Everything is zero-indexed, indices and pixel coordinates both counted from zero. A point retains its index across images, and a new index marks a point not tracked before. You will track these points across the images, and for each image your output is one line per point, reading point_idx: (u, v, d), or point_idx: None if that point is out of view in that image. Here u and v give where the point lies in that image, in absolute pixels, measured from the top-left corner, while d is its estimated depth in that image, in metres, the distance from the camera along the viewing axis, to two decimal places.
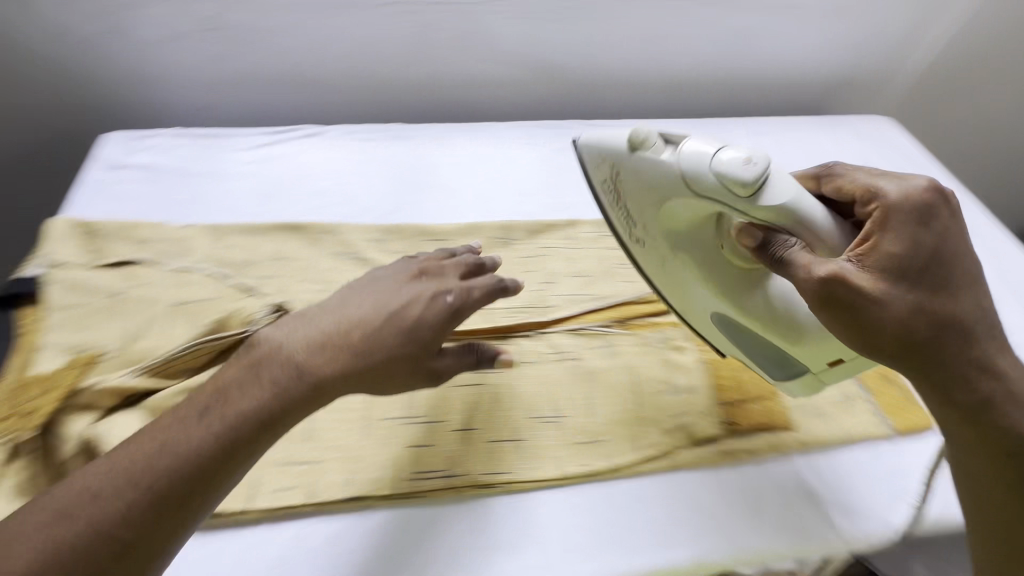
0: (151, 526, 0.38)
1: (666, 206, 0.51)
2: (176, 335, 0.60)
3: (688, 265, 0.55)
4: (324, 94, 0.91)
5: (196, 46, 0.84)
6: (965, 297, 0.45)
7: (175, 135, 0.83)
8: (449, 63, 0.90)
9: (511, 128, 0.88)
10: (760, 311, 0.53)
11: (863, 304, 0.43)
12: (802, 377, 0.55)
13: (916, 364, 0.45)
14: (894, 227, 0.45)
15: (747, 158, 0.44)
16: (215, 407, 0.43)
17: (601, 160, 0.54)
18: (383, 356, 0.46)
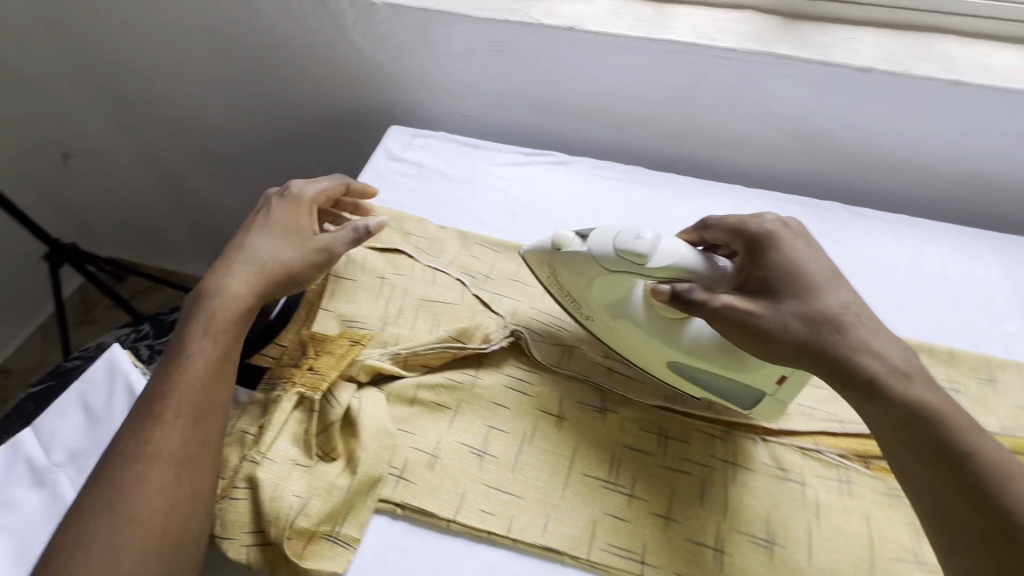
0: (190, 455, 0.47)
1: (598, 283, 0.56)
2: (340, 321, 0.62)
3: (634, 330, 0.56)
4: (501, 111, 0.91)
5: (394, 52, 0.87)
6: (836, 296, 0.49)
7: (399, 131, 0.87)
8: (627, 107, 0.85)
9: (676, 180, 0.83)
10: (700, 347, 0.54)
11: (751, 322, 0.48)
12: (763, 401, 0.54)
13: (824, 366, 0.47)
14: (756, 257, 0.53)
15: (637, 235, 0.52)
16: (209, 357, 0.51)
17: (541, 261, 0.60)
18: (246, 296, 0.55)
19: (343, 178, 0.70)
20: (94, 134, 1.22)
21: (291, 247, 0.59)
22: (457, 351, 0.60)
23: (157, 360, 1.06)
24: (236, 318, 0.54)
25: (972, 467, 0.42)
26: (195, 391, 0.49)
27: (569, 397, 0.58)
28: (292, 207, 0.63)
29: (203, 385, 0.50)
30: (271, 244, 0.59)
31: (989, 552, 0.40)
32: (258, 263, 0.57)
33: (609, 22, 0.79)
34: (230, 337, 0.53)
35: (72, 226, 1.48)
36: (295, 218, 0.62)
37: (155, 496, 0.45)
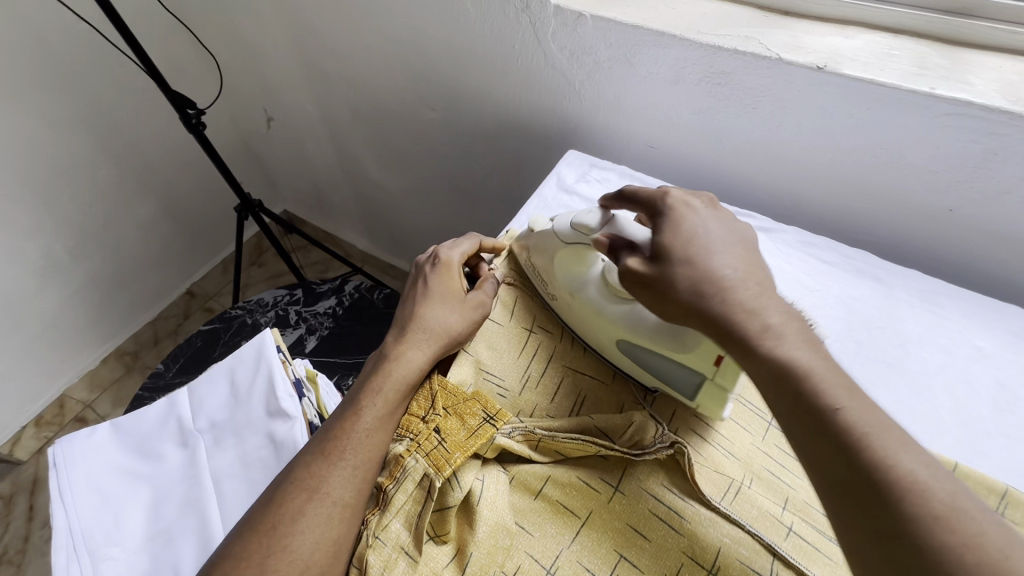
0: (353, 518, 0.45)
1: (560, 258, 0.59)
2: (469, 368, 0.56)
3: (586, 304, 0.57)
4: (696, 151, 0.78)
5: (590, 70, 0.78)
6: (725, 255, 0.45)
7: (579, 161, 0.81)
8: (863, 174, 0.68)
9: (911, 279, 0.65)
10: (641, 324, 0.53)
11: (648, 282, 0.46)
12: (704, 387, 0.51)
13: (704, 322, 0.43)
14: (664, 220, 0.48)
15: (588, 210, 0.56)
16: (384, 424, 0.49)
17: (519, 240, 0.64)
18: (422, 358, 0.53)
19: (474, 237, 0.66)
20: (293, 105, 1.33)
21: (457, 312, 0.56)
22: (600, 447, 0.50)
23: (300, 327, 1.12)
24: (411, 377, 0.52)
25: (838, 418, 0.35)
26: (361, 443, 0.47)
27: (729, 550, 0.46)
28: (456, 271, 0.59)
29: (370, 439, 0.48)
30: (440, 306, 0.56)
31: (870, 517, 0.32)
32: (429, 324, 0.55)
33: (875, 66, 0.61)
34: (401, 395, 0.51)
35: (262, 181, 1.65)
36: (460, 282, 0.59)
37: (309, 548, 0.43)
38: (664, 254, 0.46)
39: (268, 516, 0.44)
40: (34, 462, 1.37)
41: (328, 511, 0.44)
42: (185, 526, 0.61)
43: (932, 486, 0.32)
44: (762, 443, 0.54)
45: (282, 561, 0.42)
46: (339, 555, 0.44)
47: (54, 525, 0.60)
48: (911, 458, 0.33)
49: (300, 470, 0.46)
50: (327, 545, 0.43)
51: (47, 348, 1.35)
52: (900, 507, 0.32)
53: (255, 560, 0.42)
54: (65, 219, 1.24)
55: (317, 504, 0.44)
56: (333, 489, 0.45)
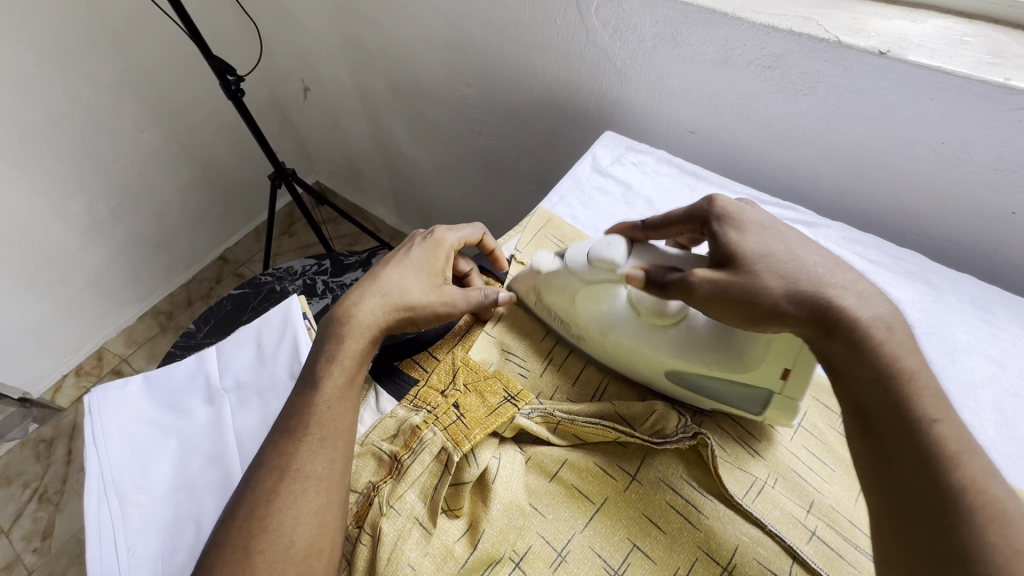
0: (332, 488, 0.44)
1: (581, 296, 0.53)
2: (494, 350, 0.56)
3: (625, 339, 0.52)
4: (740, 139, 0.75)
5: (633, 49, 0.75)
6: (806, 247, 0.45)
7: (616, 143, 0.78)
8: (918, 169, 0.64)
9: (963, 283, 0.61)
10: (695, 343, 0.50)
11: (730, 291, 0.44)
12: (773, 402, 0.49)
13: (802, 322, 0.42)
14: (719, 227, 0.47)
15: (607, 242, 0.50)
16: (342, 395, 0.49)
17: (523, 283, 0.58)
18: (373, 327, 0.52)
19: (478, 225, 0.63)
20: (330, 75, 1.33)
21: (418, 285, 0.55)
22: (620, 434, 0.49)
23: (326, 296, 1.14)
24: (364, 344, 0.51)
25: (931, 436, 0.37)
26: (324, 415, 0.47)
27: (747, 548, 0.45)
28: (429, 248, 0.58)
29: (333, 411, 0.47)
30: (398, 281, 0.55)
31: (940, 536, 0.34)
32: (387, 294, 0.54)
33: (944, 52, 0.57)
34: (357, 365, 0.51)
35: (296, 152, 1.67)
36: (428, 256, 0.58)
37: (292, 525, 0.42)
38: (737, 256, 0.45)
39: (246, 502, 0.44)
40: (74, 410, 1.43)
41: (303, 486, 0.44)
42: (207, 480, 0.63)
43: (1019, 514, 0.34)
44: (790, 443, 0.52)
45: (266, 541, 0.42)
46: (328, 524, 0.43)
47: (88, 470, 0.63)
48: (1001, 486, 0.35)
49: (269, 455, 0.46)
50: (311, 518, 0.43)
51: (88, 302, 1.40)
52: (976, 530, 0.33)
53: (240, 545, 0.42)
54: (109, 179, 1.28)
55: (290, 482, 0.44)
56: (305, 465, 0.45)
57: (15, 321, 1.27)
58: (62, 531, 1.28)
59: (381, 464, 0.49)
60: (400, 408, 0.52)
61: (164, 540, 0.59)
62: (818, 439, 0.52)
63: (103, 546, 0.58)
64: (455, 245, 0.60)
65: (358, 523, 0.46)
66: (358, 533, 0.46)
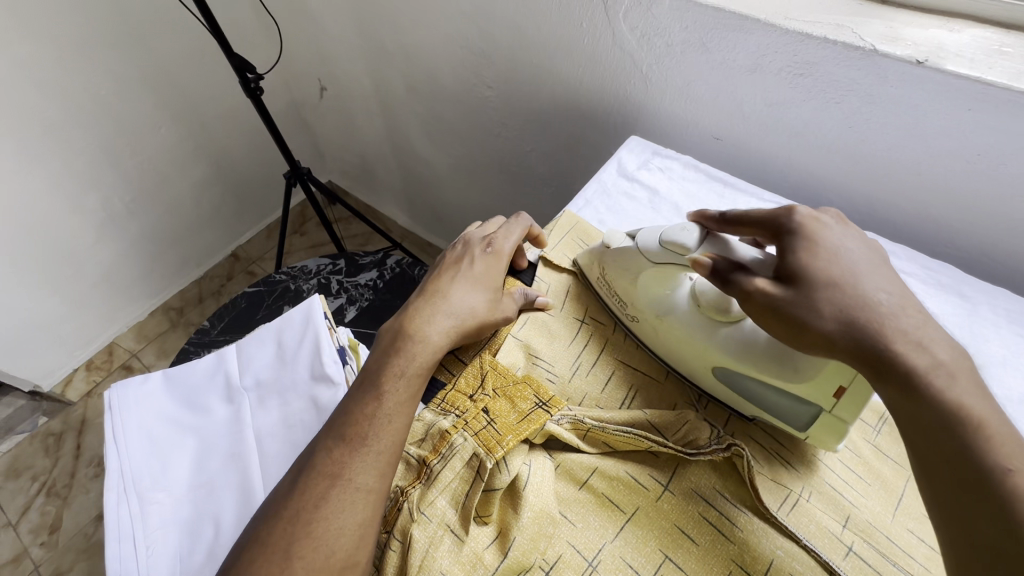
0: (377, 506, 0.44)
1: (647, 276, 0.55)
2: (514, 355, 0.55)
3: (677, 327, 0.54)
4: (766, 146, 0.75)
5: (660, 54, 0.75)
6: (875, 281, 0.42)
7: (641, 148, 0.78)
8: (949, 181, 0.63)
9: (995, 297, 0.60)
10: (746, 348, 0.51)
11: (782, 309, 0.43)
12: (819, 420, 0.48)
13: (858, 356, 0.40)
14: (796, 244, 0.45)
15: (682, 226, 0.51)
16: (404, 409, 0.48)
17: (591, 259, 0.60)
18: (442, 344, 0.52)
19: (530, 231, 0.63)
20: (348, 75, 1.33)
21: (483, 304, 0.56)
22: (652, 443, 0.48)
23: (341, 296, 1.13)
24: (429, 362, 0.51)
25: (1011, 487, 0.33)
26: (384, 427, 0.47)
27: (782, 563, 0.44)
28: (493, 261, 0.59)
29: (392, 424, 0.47)
30: (465, 296, 0.56)
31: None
32: (457, 314, 0.54)
33: (983, 63, 0.56)
34: (420, 381, 0.50)
35: (310, 150, 1.67)
36: (496, 273, 0.58)
37: (335, 536, 0.42)
38: (800, 278, 0.43)
39: (294, 501, 0.44)
40: (84, 404, 1.43)
41: (353, 497, 0.43)
42: (228, 479, 0.62)
43: None
44: (824, 455, 0.51)
45: (308, 547, 0.41)
46: (368, 539, 0.43)
47: (107, 466, 0.62)
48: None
49: (323, 454, 0.46)
50: (353, 533, 0.42)
51: (100, 296, 1.40)
52: None
53: (281, 546, 0.42)
54: (126, 174, 1.29)
55: (341, 490, 0.43)
56: (357, 476, 0.44)
57: (27, 314, 1.27)
58: (69, 525, 1.28)
59: (410, 468, 0.48)
60: (427, 411, 0.51)
61: (184, 539, 0.59)
62: (852, 451, 0.51)
63: (121, 544, 0.57)
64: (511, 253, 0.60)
65: (387, 528, 0.46)
66: (387, 538, 0.46)
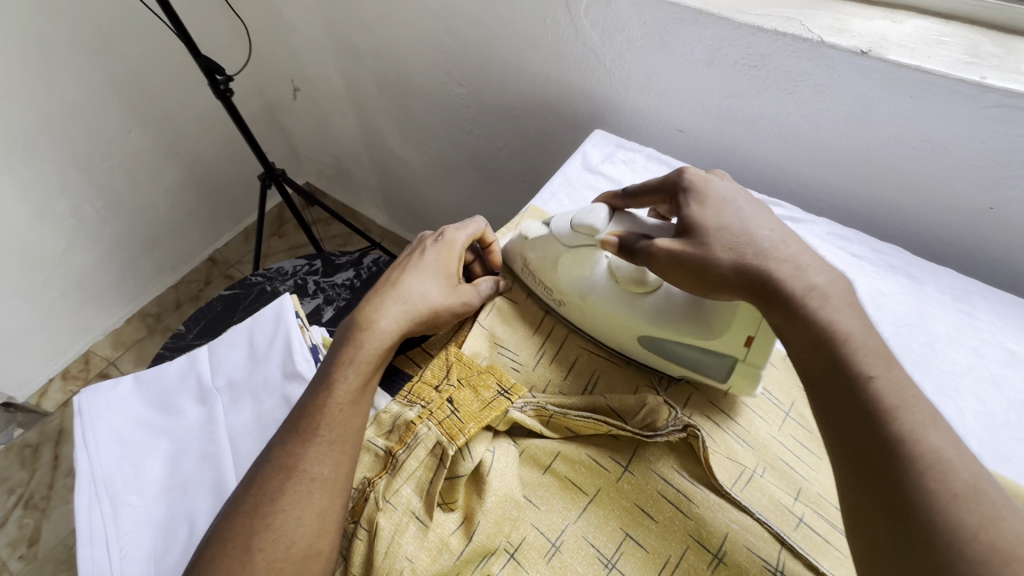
0: (336, 493, 0.45)
1: (566, 260, 0.57)
2: (480, 343, 0.56)
3: (600, 305, 0.56)
4: (725, 138, 0.77)
5: (621, 47, 0.76)
6: (757, 220, 0.48)
7: (606, 143, 0.80)
8: (898, 167, 0.65)
9: (942, 277, 0.63)
10: (667, 311, 0.54)
11: (685, 259, 0.47)
12: (736, 369, 0.52)
13: (750, 288, 0.45)
14: (684, 203, 0.51)
15: (589, 210, 0.55)
16: (357, 399, 0.49)
17: (511, 255, 0.63)
18: (395, 331, 0.53)
19: (478, 222, 0.63)
20: (319, 75, 1.32)
21: (439, 292, 0.57)
22: (612, 427, 0.49)
23: (318, 296, 1.13)
24: (382, 349, 0.52)
25: (873, 391, 0.37)
26: (336, 417, 0.48)
27: (736, 535, 0.46)
28: (442, 250, 0.60)
29: (344, 414, 0.48)
30: (420, 285, 0.57)
31: (883, 484, 0.34)
32: (408, 301, 0.55)
33: (923, 52, 0.58)
34: (373, 369, 0.51)
35: (286, 152, 1.66)
36: (445, 261, 0.59)
37: (294, 527, 0.43)
38: (693, 229, 0.48)
39: (251, 498, 0.45)
40: (60, 414, 1.41)
41: (309, 487, 0.44)
42: (200, 479, 0.62)
43: (954, 464, 0.34)
44: (778, 432, 0.53)
45: (267, 540, 0.42)
46: (327, 527, 0.44)
47: (78, 470, 0.62)
48: (939, 437, 0.35)
49: (278, 450, 0.47)
50: (312, 522, 0.43)
51: (73, 305, 1.38)
52: (918, 478, 0.34)
53: (240, 540, 0.43)
54: (96, 179, 1.27)
55: (296, 481, 0.44)
56: (311, 466, 0.45)
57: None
58: (47, 537, 1.27)
59: (377, 459, 0.49)
60: (394, 404, 0.52)
61: (156, 540, 0.59)
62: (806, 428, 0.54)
63: (94, 547, 0.57)
64: (463, 243, 0.61)
65: (354, 518, 0.47)
66: (355, 528, 0.47)
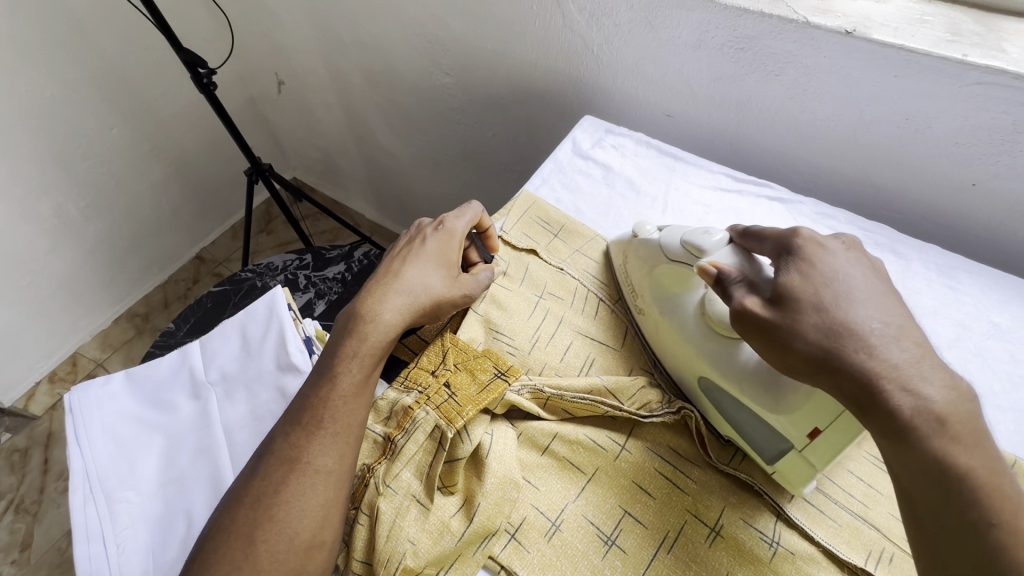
0: (339, 486, 0.45)
1: (669, 274, 0.57)
2: (476, 331, 0.57)
3: (674, 330, 0.55)
4: (715, 120, 0.77)
5: (609, 32, 0.76)
6: (871, 309, 0.41)
7: (597, 128, 0.80)
8: (883, 146, 0.66)
9: (928, 253, 0.64)
10: (732, 362, 0.50)
11: (766, 325, 0.43)
12: (789, 456, 0.46)
13: (839, 385, 0.39)
14: (795, 266, 0.44)
15: (708, 231, 0.53)
16: (360, 391, 0.49)
17: (619, 253, 0.63)
18: (397, 322, 0.53)
19: (477, 209, 0.63)
20: (305, 68, 1.30)
21: (440, 281, 0.56)
22: (608, 407, 0.50)
23: (309, 291, 1.12)
24: (385, 340, 0.52)
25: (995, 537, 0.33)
26: (339, 409, 0.47)
27: (733, 508, 0.47)
28: (443, 239, 0.59)
29: (347, 406, 0.48)
30: (421, 274, 0.56)
31: None
32: (412, 292, 0.54)
33: (907, 31, 0.59)
34: (376, 360, 0.51)
35: (271, 146, 1.64)
36: (447, 250, 0.58)
37: (298, 520, 0.43)
38: (788, 297, 0.43)
39: (253, 489, 0.44)
40: (48, 418, 1.39)
41: (312, 479, 0.44)
42: (198, 473, 0.62)
43: None
44: None
45: (270, 531, 0.42)
46: (331, 518, 0.44)
47: (71, 468, 0.61)
48: None
49: (281, 442, 0.46)
50: (314, 514, 0.43)
51: (59, 306, 1.36)
52: None
53: (243, 532, 0.42)
54: (78, 178, 1.24)
55: (300, 473, 0.44)
56: (315, 458, 0.45)
57: None
58: (41, 541, 1.25)
59: (376, 445, 0.49)
60: (392, 390, 0.52)
61: (155, 535, 0.58)
62: None
63: (91, 544, 0.57)
64: (463, 231, 0.60)
65: (355, 504, 0.47)
66: (355, 514, 0.47)
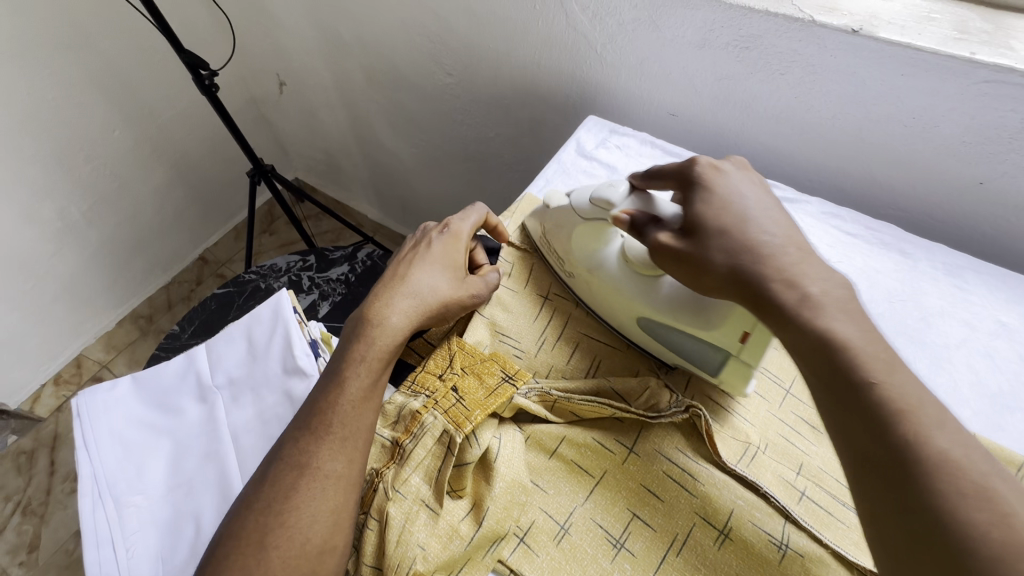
0: (349, 491, 0.45)
1: (584, 233, 0.58)
2: (482, 334, 0.57)
3: (607, 283, 0.57)
4: (719, 120, 0.77)
5: (612, 32, 0.76)
6: (764, 220, 0.46)
7: (600, 129, 0.80)
8: (889, 145, 0.66)
9: (935, 253, 0.63)
10: (668, 298, 0.54)
11: (681, 256, 0.47)
12: (728, 365, 0.51)
13: (743, 295, 0.44)
14: (694, 195, 0.50)
15: (613, 184, 0.55)
16: (368, 396, 0.49)
17: (535, 223, 0.63)
18: (405, 326, 0.53)
19: (483, 213, 0.63)
20: (306, 68, 1.30)
21: (446, 283, 0.56)
22: (616, 410, 0.50)
23: (313, 292, 1.12)
24: (392, 344, 0.52)
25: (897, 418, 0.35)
26: (348, 415, 0.47)
27: (742, 511, 0.47)
28: (449, 241, 0.59)
29: (355, 411, 0.48)
30: (427, 276, 0.56)
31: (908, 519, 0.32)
32: (418, 294, 0.54)
33: (913, 29, 0.58)
34: (383, 364, 0.51)
35: (273, 147, 1.64)
36: (453, 253, 0.58)
37: (308, 525, 0.43)
38: (696, 226, 0.47)
39: (263, 494, 0.44)
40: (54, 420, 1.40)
41: (323, 484, 0.44)
42: (206, 478, 0.62)
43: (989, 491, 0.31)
44: (778, 410, 0.54)
45: (282, 537, 0.42)
46: (341, 523, 0.44)
47: (80, 473, 0.61)
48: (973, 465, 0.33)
49: (290, 448, 0.46)
50: (325, 520, 0.43)
51: (63, 309, 1.36)
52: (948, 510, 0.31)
53: (254, 537, 0.42)
54: (81, 180, 1.24)
55: (309, 478, 0.44)
56: (324, 463, 0.45)
57: None
58: (48, 542, 1.26)
59: (384, 450, 0.49)
60: (399, 395, 0.52)
61: (164, 540, 0.59)
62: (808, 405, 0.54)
63: (100, 549, 0.57)
64: (469, 233, 0.60)
65: (364, 509, 0.47)
66: (364, 519, 0.47)
